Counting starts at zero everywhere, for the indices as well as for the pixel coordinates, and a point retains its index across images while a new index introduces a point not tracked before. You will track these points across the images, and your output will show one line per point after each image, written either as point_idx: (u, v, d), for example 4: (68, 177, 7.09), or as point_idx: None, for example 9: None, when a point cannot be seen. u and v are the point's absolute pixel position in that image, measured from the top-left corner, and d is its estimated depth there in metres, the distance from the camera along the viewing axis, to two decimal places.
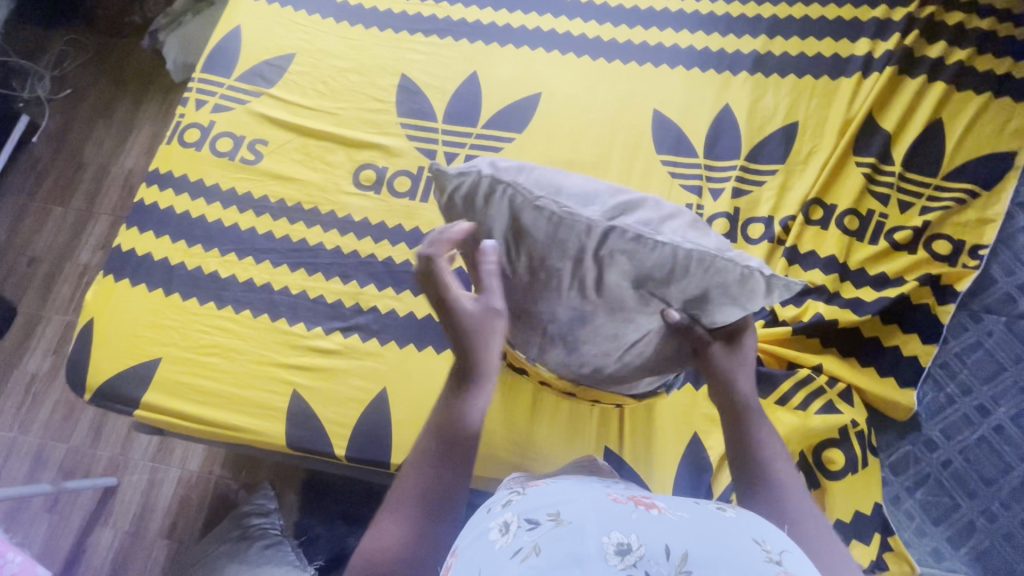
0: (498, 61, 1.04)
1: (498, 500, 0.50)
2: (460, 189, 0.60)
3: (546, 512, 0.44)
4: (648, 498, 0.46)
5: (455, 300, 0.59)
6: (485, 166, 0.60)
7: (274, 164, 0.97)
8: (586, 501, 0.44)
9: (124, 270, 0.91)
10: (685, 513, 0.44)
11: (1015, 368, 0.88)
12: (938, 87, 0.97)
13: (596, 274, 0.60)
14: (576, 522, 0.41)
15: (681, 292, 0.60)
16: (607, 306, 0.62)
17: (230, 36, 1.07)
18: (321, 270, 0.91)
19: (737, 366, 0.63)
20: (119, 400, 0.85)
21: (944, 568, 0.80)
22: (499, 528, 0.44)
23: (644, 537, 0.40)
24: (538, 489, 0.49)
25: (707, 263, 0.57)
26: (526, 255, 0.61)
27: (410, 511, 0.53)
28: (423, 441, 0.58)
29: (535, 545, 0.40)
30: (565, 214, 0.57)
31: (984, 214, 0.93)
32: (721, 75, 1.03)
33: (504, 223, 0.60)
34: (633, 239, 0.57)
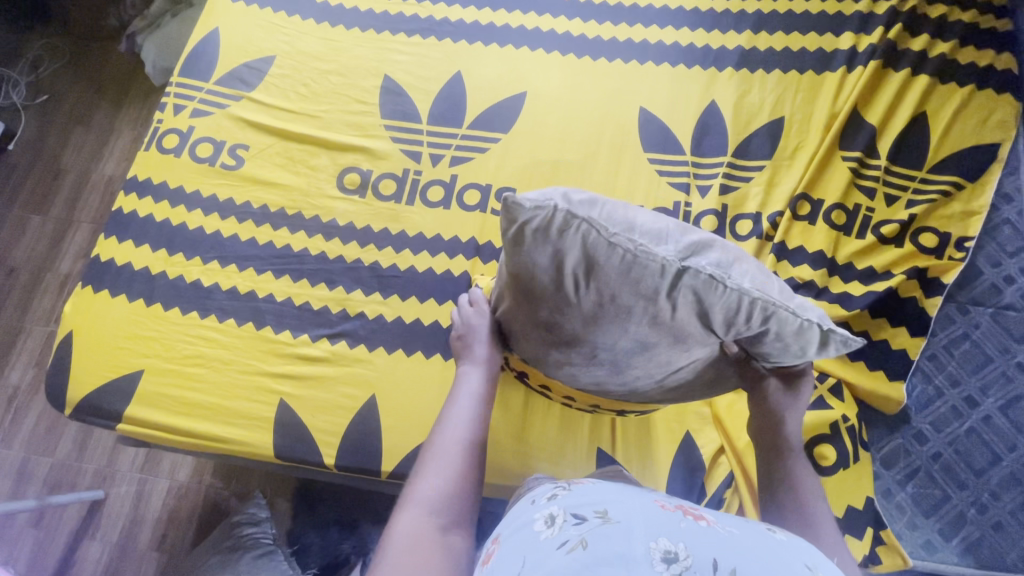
0: (482, 61, 1.03)
1: (542, 493, 0.50)
2: (530, 224, 0.53)
3: (594, 508, 0.43)
4: (697, 510, 0.45)
5: (480, 322, 0.73)
6: (558, 199, 0.52)
7: (256, 169, 0.95)
8: (635, 502, 0.44)
9: (104, 281, 0.89)
10: (734, 529, 0.43)
11: (1003, 360, 0.88)
12: (922, 80, 0.98)
13: (669, 313, 0.54)
14: (624, 522, 0.41)
15: (741, 333, 0.54)
16: (671, 339, 0.57)
17: (208, 38, 1.04)
18: (306, 276, 0.90)
19: (792, 409, 0.64)
20: (100, 414, 0.83)
21: (936, 560, 0.80)
22: (544, 519, 0.44)
23: (692, 547, 0.39)
24: (585, 485, 0.49)
25: (770, 312, 0.51)
26: (596, 289, 0.55)
27: (458, 452, 0.60)
28: (458, 400, 0.66)
29: (583, 538, 0.40)
30: (639, 253, 0.51)
31: (969, 207, 0.94)
32: (707, 71, 1.02)
33: (575, 259, 0.54)
34: (705, 282, 0.51)
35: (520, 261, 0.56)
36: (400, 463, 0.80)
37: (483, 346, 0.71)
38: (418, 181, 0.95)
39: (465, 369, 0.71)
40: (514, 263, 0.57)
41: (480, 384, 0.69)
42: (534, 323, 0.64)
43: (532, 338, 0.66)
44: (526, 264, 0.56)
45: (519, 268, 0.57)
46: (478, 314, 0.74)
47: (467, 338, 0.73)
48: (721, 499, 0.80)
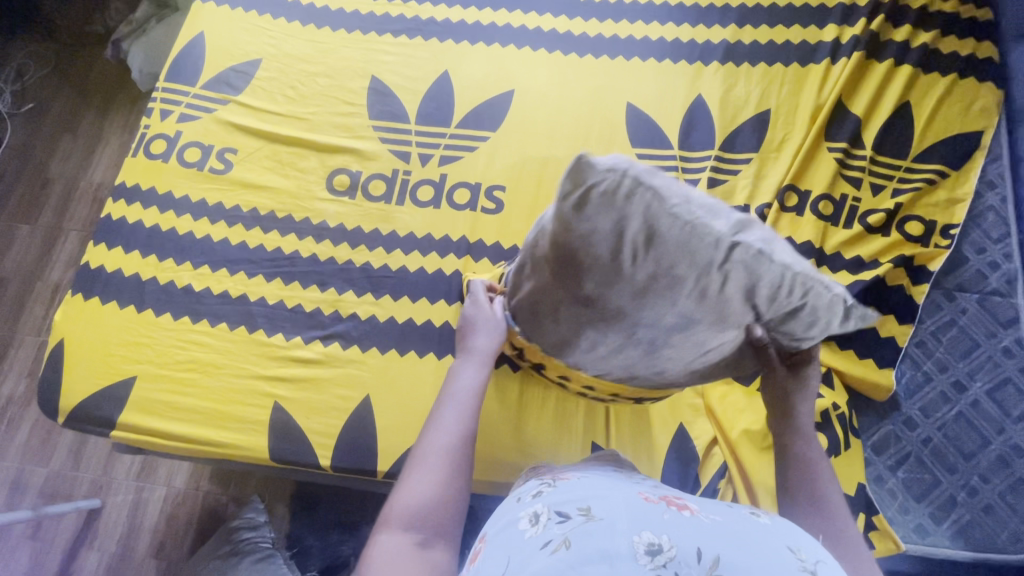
0: (469, 60, 1.03)
1: (528, 491, 0.51)
2: (599, 187, 0.52)
3: (577, 506, 0.45)
4: (681, 500, 0.46)
5: (476, 314, 0.76)
6: (627, 164, 0.52)
7: (244, 173, 0.95)
8: (617, 498, 0.45)
9: (94, 288, 0.89)
10: (717, 518, 0.44)
11: (989, 345, 0.87)
12: (905, 70, 0.99)
13: (719, 287, 0.52)
14: (607, 519, 0.42)
15: (779, 311, 0.54)
16: (719, 315, 0.55)
17: (193, 42, 1.04)
18: (297, 279, 0.90)
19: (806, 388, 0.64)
20: (93, 422, 0.82)
21: (928, 544, 0.80)
22: (529, 518, 0.46)
23: (675, 539, 0.40)
24: (568, 483, 0.50)
25: (807, 287, 0.51)
26: (650, 261, 0.53)
27: (438, 461, 0.60)
28: (441, 405, 0.66)
29: (565, 538, 0.41)
30: (696, 224, 0.51)
31: (954, 194, 0.95)
32: (693, 66, 1.03)
33: (636, 226, 0.52)
34: (755, 256, 0.50)
35: (575, 230, 0.55)
36: (396, 463, 0.80)
37: (482, 334, 0.74)
38: (407, 181, 0.96)
39: (459, 364, 0.72)
40: (567, 233, 0.56)
41: (469, 384, 0.68)
42: (567, 304, 0.63)
43: (564, 321, 0.65)
44: (581, 234, 0.55)
45: (574, 238, 0.55)
46: (476, 308, 0.77)
47: (468, 327, 0.76)
48: (716, 489, 0.80)
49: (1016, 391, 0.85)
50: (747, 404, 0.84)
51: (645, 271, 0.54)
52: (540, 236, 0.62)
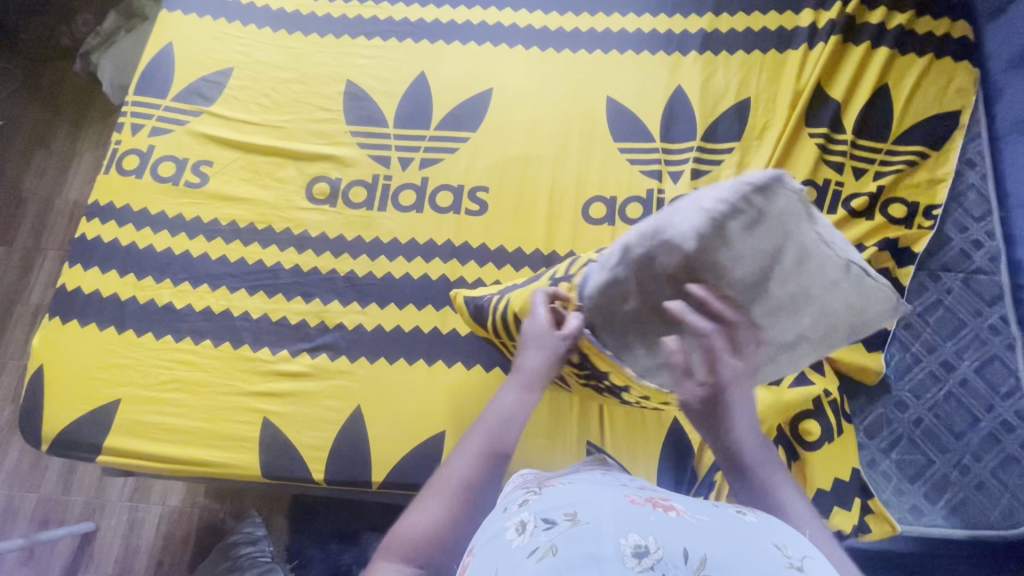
0: (445, 60, 1.02)
1: (514, 500, 0.51)
2: (779, 203, 0.58)
3: (563, 512, 0.44)
4: (667, 501, 0.46)
5: (529, 331, 0.68)
6: (789, 185, 0.59)
7: (221, 185, 0.93)
8: (603, 502, 0.45)
9: (71, 311, 0.87)
10: (704, 517, 0.44)
11: (976, 323, 0.87)
12: (882, 52, 0.99)
13: (841, 299, 0.62)
14: (593, 522, 0.42)
15: (867, 324, 0.65)
16: (830, 324, 0.63)
17: (162, 54, 1.02)
18: (281, 291, 0.88)
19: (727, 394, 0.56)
20: (78, 448, 0.81)
21: (924, 524, 0.80)
22: (515, 527, 0.45)
23: (662, 540, 0.40)
24: (554, 490, 0.50)
25: (890, 301, 0.64)
26: (796, 278, 0.60)
27: (451, 494, 0.58)
28: (476, 430, 0.63)
29: (552, 544, 0.40)
30: (830, 245, 0.61)
31: (935, 174, 0.95)
32: (671, 56, 1.02)
33: (794, 244, 0.60)
34: (861, 276, 0.63)
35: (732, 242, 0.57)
36: (391, 472, 0.80)
37: (534, 353, 0.67)
38: (389, 186, 0.94)
39: (505, 382, 0.68)
40: (718, 247, 0.58)
41: (506, 410, 0.64)
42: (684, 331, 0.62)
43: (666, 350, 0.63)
44: (733, 249, 0.58)
45: (739, 251, 0.58)
46: (532, 321, 0.69)
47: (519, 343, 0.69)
48: (712, 483, 0.80)
49: (1004, 368, 0.84)
50: None
51: (787, 286, 0.60)
52: (657, 246, 0.59)
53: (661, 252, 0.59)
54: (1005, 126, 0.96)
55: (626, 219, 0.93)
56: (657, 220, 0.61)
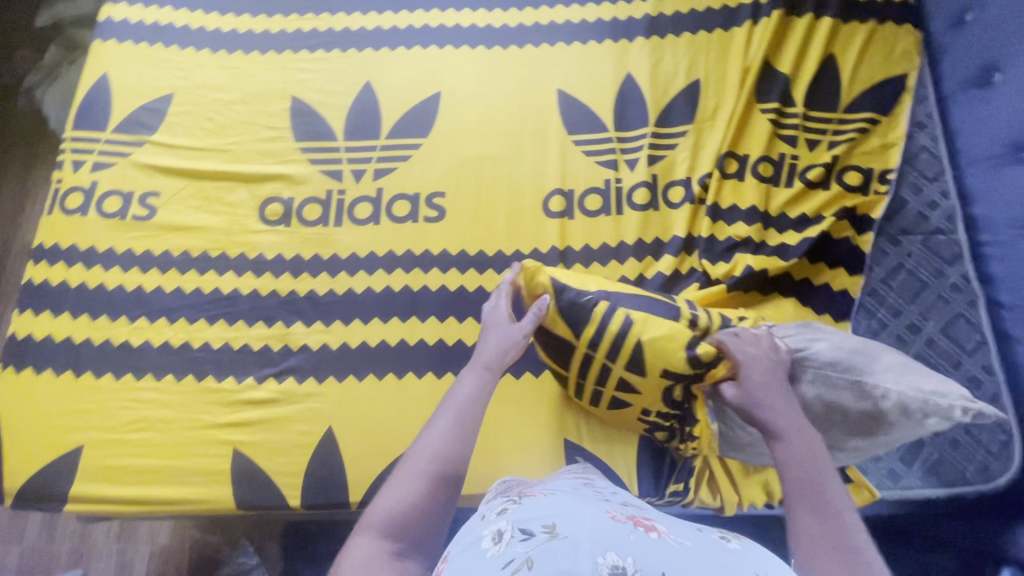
0: (390, 67, 1.00)
1: (492, 508, 0.50)
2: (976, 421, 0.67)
3: (541, 524, 0.44)
4: (648, 521, 0.46)
5: (490, 322, 0.71)
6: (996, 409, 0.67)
7: (171, 216, 0.91)
8: (583, 516, 0.44)
9: (26, 359, 0.84)
10: (686, 542, 0.44)
11: (938, 283, 0.88)
12: (826, 22, 0.99)
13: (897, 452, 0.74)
14: (571, 537, 0.41)
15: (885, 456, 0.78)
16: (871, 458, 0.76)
17: (97, 85, 0.99)
18: (241, 318, 0.86)
19: (756, 382, 0.64)
20: (43, 499, 0.78)
21: (901, 487, 0.81)
22: (492, 536, 0.44)
23: (641, 562, 0.40)
24: (535, 500, 0.49)
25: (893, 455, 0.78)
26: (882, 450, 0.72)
27: (424, 470, 0.57)
28: (442, 412, 0.62)
29: (528, 557, 0.40)
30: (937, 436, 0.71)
31: (887, 139, 0.95)
32: (619, 44, 1.02)
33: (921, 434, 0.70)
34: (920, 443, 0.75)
35: (913, 413, 0.66)
36: (369, 491, 0.78)
37: (494, 339, 0.69)
38: (343, 201, 0.92)
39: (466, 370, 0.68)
40: (892, 410, 0.67)
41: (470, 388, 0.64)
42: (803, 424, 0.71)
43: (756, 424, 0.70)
44: (911, 420, 0.67)
45: (891, 423, 0.68)
46: (494, 313, 0.73)
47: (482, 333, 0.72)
48: (692, 467, 0.79)
49: (969, 325, 0.85)
50: None
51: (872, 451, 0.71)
52: (844, 377, 0.69)
53: (837, 377, 0.69)
54: (952, 86, 0.96)
55: (585, 212, 0.93)
56: (852, 354, 0.70)
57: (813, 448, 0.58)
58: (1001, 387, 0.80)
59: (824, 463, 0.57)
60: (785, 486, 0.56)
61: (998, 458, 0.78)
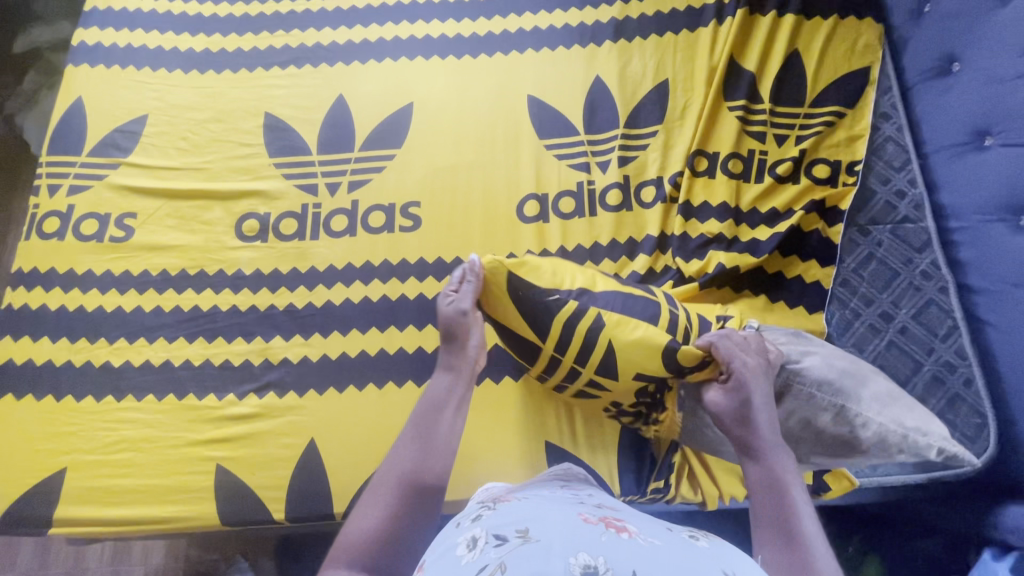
0: (363, 80, 1.01)
1: (467, 515, 0.51)
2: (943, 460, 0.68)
3: (515, 529, 0.45)
4: (620, 522, 0.47)
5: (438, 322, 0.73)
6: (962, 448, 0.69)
7: (147, 236, 0.92)
8: (556, 521, 0.45)
9: (6, 384, 0.84)
10: (655, 540, 0.44)
11: (908, 272, 0.88)
12: (789, 19, 1.01)
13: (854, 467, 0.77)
14: (544, 541, 0.42)
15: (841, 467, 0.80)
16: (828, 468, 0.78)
17: (71, 109, 0.99)
18: (220, 334, 0.87)
19: (741, 394, 0.65)
20: (27, 523, 0.78)
21: (879, 474, 0.81)
22: (466, 543, 0.45)
23: (611, 561, 0.40)
24: (510, 506, 0.50)
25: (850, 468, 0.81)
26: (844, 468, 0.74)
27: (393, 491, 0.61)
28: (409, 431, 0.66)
29: (501, 562, 0.41)
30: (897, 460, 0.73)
31: (854, 131, 0.97)
32: (587, 48, 1.03)
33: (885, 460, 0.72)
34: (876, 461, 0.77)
35: (890, 446, 0.68)
36: (353, 501, 0.79)
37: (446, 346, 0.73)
38: (319, 214, 0.93)
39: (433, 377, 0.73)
40: (867, 440, 0.68)
41: (432, 393, 0.69)
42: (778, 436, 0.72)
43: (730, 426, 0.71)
44: (883, 451, 0.68)
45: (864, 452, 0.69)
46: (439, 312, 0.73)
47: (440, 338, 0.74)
48: (672, 464, 0.80)
49: (940, 311, 0.85)
50: None
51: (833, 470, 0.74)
52: (827, 399, 0.69)
53: (822, 399, 0.69)
54: (913, 76, 0.98)
55: (558, 214, 0.94)
56: (843, 376, 0.70)
57: (785, 470, 0.61)
58: (973, 371, 0.80)
59: (795, 485, 0.61)
60: (756, 507, 0.60)
61: (975, 442, 0.77)
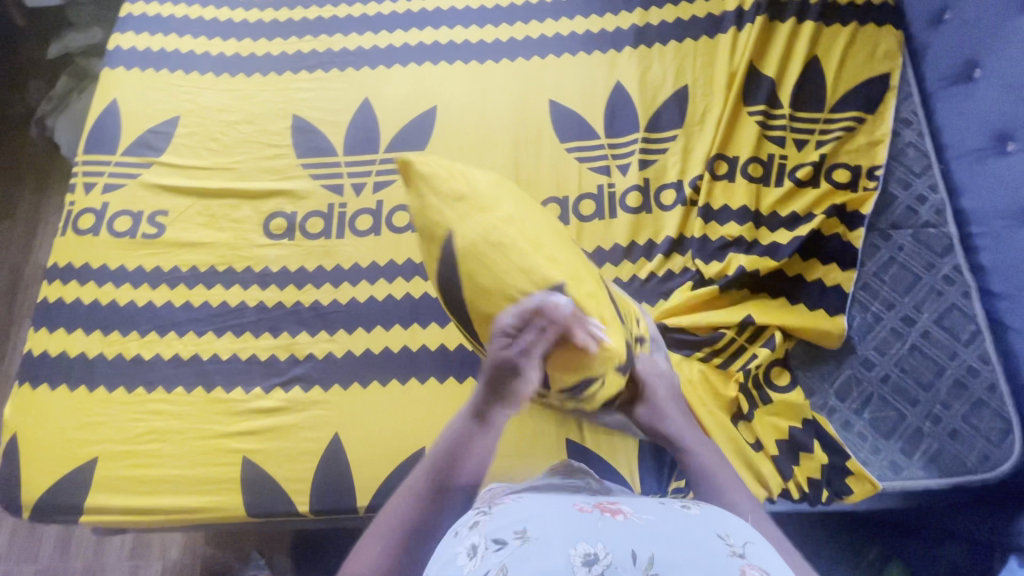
0: (388, 83, 1.04)
1: (465, 522, 0.51)
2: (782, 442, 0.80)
3: (512, 530, 0.45)
4: (615, 506, 0.48)
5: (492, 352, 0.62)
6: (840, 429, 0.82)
7: (179, 233, 0.94)
8: (552, 517, 0.46)
9: (41, 375, 0.87)
10: (650, 516, 0.46)
11: (930, 276, 0.88)
12: (808, 26, 1.02)
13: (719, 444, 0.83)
14: (542, 538, 0.43)
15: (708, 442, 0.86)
16: None
17: (107, 111, 1.03)
18: (248, 329, 0.89)
19: (660, 404, 0.72)
20: (59, 511, 0.80)
21: (904, 478, 0.80)
22: (467, 552, 0.45)
23: (611, 545, 0.41)
24: (505, 508, 0.50)
25: None
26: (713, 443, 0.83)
27: (394, 534, 0.60)
28: (423, 470, 0.64)
29: (502, 565, 0.41)
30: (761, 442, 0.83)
31: (874, 136, 0.97)
32: (608, 54, 1.05)
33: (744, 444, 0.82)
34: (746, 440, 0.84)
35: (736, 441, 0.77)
36: (375, 495, 0.80)
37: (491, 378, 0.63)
38: (345, 213, 0.95)
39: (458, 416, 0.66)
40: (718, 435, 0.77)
41: (450, 439, 0.65)
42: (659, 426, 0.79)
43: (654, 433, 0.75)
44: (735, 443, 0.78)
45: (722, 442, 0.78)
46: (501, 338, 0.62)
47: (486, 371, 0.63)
48: None
49: (962, 315, 0.85)
50: (701, 380, 0.86)
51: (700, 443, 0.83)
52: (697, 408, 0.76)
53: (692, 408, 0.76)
54: (933, 82, 0.99)
55: (578, 216, 0.95)
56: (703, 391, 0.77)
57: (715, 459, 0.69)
58: (997, 376, 0.80)
59: (725, 469, 0.68)
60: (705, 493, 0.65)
61: (999, 446, 0.77)
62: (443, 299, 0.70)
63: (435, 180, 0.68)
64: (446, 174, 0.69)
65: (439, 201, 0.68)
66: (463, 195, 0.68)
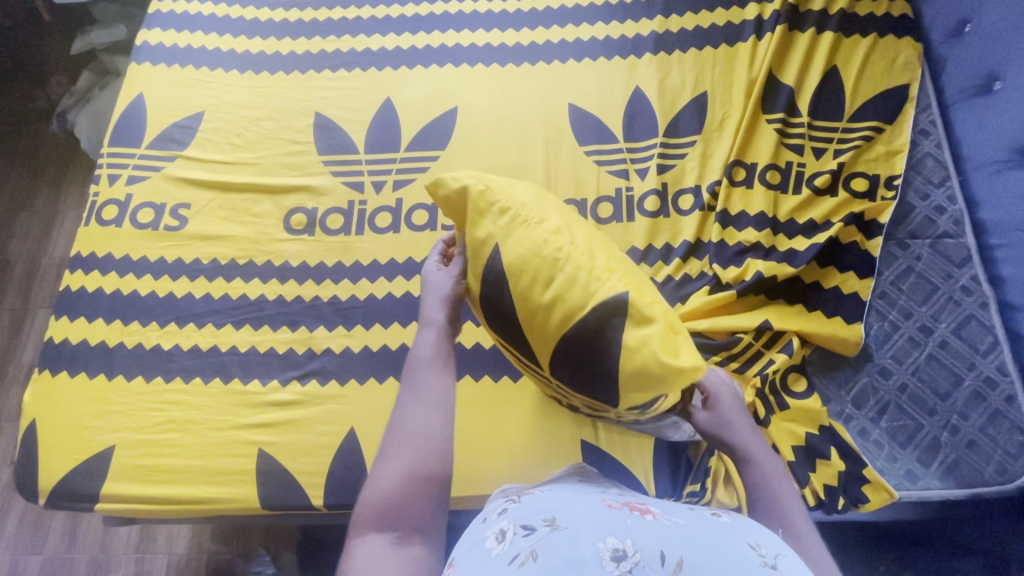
0: (410, 84, 1.05)
1: (493, 510, 0.51)
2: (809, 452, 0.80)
3: (541, 518, 0.45)
4: (643, 506, 0.48)
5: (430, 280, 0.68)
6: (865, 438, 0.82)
7: (201, 226, 0.95)
8: (582, 509, 0.46)
9: (60, 363, 0.88)
10: (679, 520, 0.46)
11: (948, 286, 0.88)
12: (827, 36, 1.03)
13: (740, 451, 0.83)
14: (572, 527, 0.43)
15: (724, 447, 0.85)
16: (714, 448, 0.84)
17: (133, 104, 1.04)
18: (266, 322, 0.89)
19: (725, 411, 0.68)
20: (74, 498, 0.81)
21: (920, 488, 0.79)
22: (495, 535, 0.45)
23: (640, 543, 0.41)
24: (533, 498, 0.51)
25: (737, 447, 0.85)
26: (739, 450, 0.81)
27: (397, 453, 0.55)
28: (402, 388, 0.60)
29: (532, 550, 0.41)
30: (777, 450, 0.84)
31: (892, 146, 0.97)
32: (627, 59, 1.06)
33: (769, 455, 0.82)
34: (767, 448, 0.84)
35: None
36: None
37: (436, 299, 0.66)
38: (365, 211, 0.96)
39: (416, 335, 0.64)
40: None
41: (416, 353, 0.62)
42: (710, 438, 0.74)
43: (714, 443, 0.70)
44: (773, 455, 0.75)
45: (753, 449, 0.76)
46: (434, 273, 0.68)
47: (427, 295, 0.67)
48: (707, 468, 0.80)
49: (981, 326, 0.84)
50: None
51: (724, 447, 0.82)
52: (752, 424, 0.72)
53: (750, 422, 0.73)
54: (952, 94, 0.99)
55: (596, 217, 0.96)
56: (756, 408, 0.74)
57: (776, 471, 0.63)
58: (1015, 388, 0.80)
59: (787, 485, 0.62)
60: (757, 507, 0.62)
61: (1018, 458, 0.77)
62: (479, 306, 0.64)
63: (474, 186, 0.62)
64: (481, 186, 0.62)
65: (480, 209, 0.61)
66: (506, 208, 0.60)
